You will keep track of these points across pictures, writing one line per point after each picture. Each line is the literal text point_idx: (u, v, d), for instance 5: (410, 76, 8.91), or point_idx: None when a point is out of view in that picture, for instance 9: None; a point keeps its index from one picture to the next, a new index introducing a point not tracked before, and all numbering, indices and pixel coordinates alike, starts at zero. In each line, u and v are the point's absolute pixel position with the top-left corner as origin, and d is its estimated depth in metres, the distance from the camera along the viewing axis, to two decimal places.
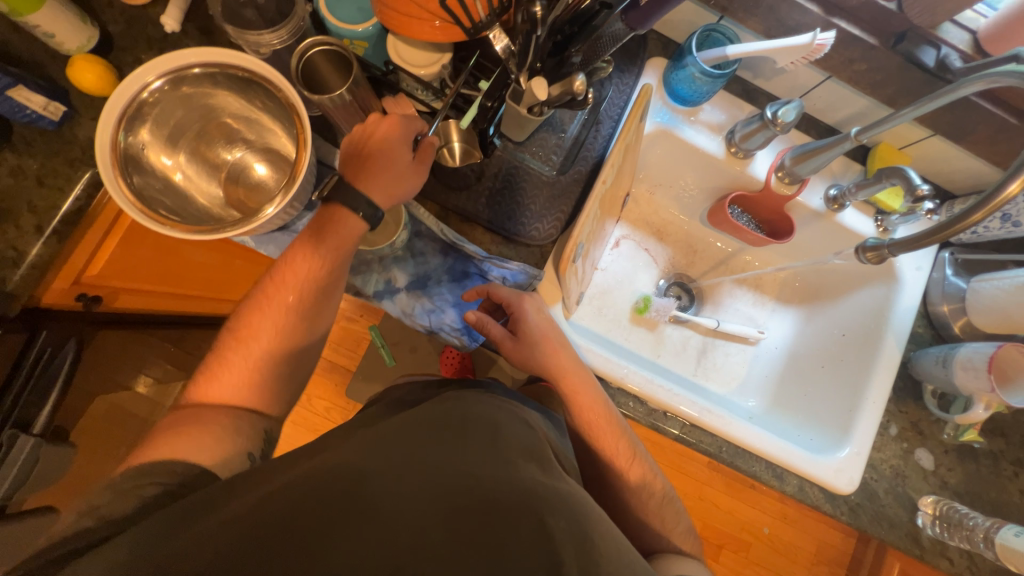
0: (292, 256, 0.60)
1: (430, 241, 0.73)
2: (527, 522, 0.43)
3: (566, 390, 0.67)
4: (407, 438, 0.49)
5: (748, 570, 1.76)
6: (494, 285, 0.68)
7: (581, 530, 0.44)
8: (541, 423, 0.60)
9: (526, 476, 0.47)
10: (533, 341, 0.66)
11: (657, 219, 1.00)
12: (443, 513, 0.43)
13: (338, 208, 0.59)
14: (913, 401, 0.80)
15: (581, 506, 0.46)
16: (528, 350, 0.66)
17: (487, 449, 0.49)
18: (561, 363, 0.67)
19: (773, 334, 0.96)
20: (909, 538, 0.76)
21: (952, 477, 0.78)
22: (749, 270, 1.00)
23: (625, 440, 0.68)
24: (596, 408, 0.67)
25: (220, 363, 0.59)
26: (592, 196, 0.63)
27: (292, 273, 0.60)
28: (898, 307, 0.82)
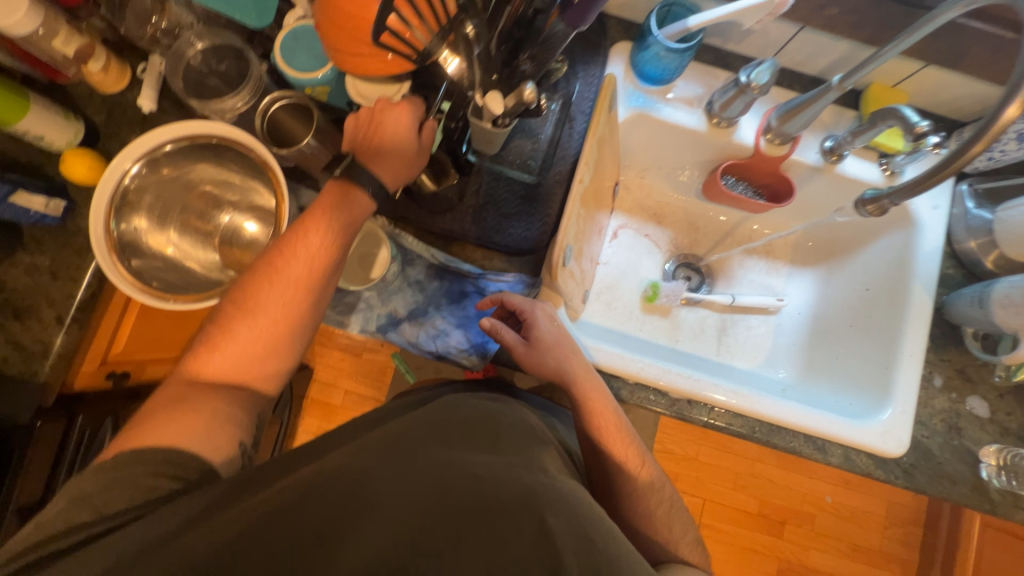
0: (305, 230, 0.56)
1: (423, 267, 0.74)
2: (524, 521, 0.41)
3: (577, 397, 0.64)
4: (407, 438, 0.48)
5: (817, 542, 1.69)
6: (507, 294, 0.67)
7: (583, 525, 0.42)
8: (542, 427, 0.60)
9: (524, 475, 0.45)
10: (548, 344, 0.64)
11: (652, 202, 0.97)
12: (438, 506, 0.41)
13: (350, 186, 0.57)
14: (955, 347, 0.75)
15: (582, 504, 0.44)
16: (541, 357, 0.64)
17: (488, 452, 0.48)
18: (571, 369, 0.65)
19: (794, 300, 0.92)
20: (976, 494, 0.71)
21: (1012, 422, 0.72)
22: (756, 238, 0.96)
23: (632, 446, 0.64)
24: (608, 415, 0.64)
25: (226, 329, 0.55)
26: (571, 197, 0.61)
27: (300, 250, 0.56)
28: (920, 252, 0.77)
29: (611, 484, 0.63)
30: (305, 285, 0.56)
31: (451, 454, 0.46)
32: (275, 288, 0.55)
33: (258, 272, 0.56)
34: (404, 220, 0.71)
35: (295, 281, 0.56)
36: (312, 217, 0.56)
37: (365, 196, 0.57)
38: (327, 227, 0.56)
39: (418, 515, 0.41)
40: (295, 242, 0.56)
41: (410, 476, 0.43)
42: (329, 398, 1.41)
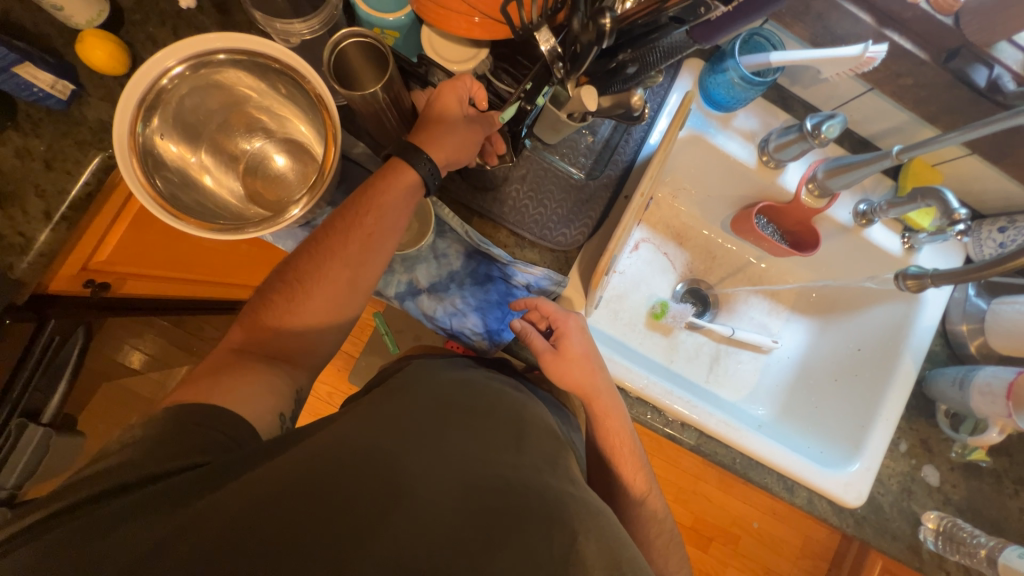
0: (346, 205, 0.54)
1: (454, 242, 0.71)
2: (558, 538, 0.43)
3: (595, 413, 0.66)
4: (440, 424, 0.51)
5: (735, 561, 1.82)
6: (543, 300, 0.67)
7: (607, 547, 0.44)
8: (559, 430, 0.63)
9: (552, 486, 0.48)
10: (573, 356, 0.65)
11: (678, 222, 0.98)
12: (477, 509, 0.43)
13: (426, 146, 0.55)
14: (925, 420, 0.81)
15: (606, 520, 0.47)
16: (564, 367, 0.65)
17: (515, 452, 0.51)
18: (595, 385, 0.66)
19: (786, 344, 0.96)
20: (911, 551, 0.78)
21: (956, 494, 0.80)
22: (765, 278, 0.99)
23: (641, 468, 0.67)
24: (619, 434, 0.66)
25: (272, 297, 0.55)
26: (630, 209, 0.62)
27: (354, 221, 0.54)
28: (917, 326, 0.82)
29: None
30: (346, 259, 0.54)
31: (483, 450, 0.50)
32: (324, 263, 0.54)
33: (308, 249, 0.55)
34: (445, 189, 0.68)
35: (340, 254, 0.54)
36: (361, 198, 0.54)
37: (415, 173, 0.54)
38: (377, 206, 0.54)
39: (456, 516, 0.42)
40: (343, 226, 0.54)
41: (455, 478, 0.45)
42: None
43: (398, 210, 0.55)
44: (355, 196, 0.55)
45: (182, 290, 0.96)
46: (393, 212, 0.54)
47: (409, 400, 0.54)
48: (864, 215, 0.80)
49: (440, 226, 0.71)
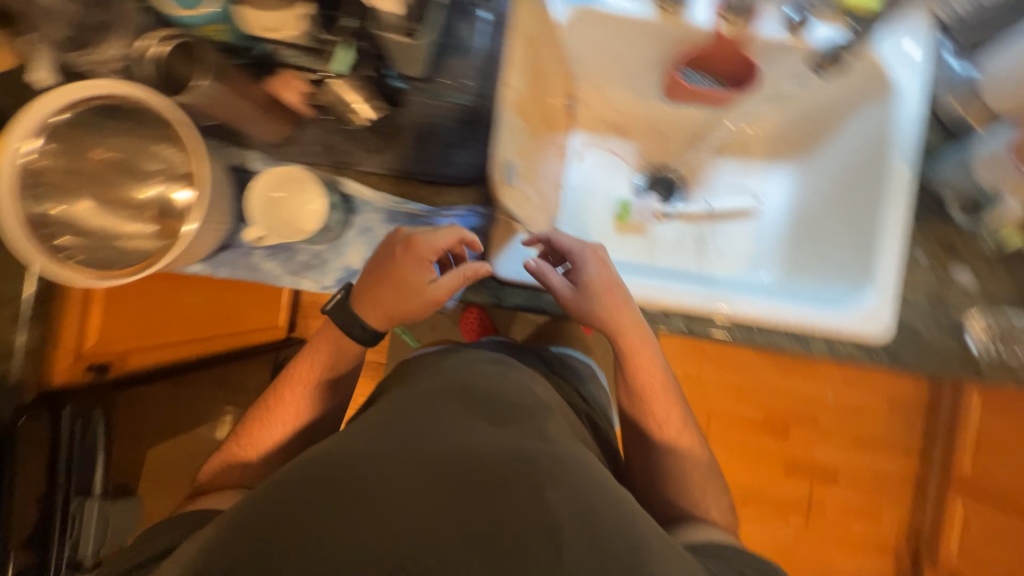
0: (308, 355, 0.71)
1: (371, 212, 0.69)
2: (527, 495, 0.45)
3: (624, 347, 0.71)
4: (413, 413, 0.53)
5: (823, 441, 1.74)
6: (555, 233, 0.68)
7: (580, 488, 0.48)
8: (545, 394, 0.67)
9: (527, 448, 0.50)
10: (599, 290, 0.68)
11: (615, 114, 0.91)
12: (445, 480, 0.45)
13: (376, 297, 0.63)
14: (937, 219, 0.71)
15: (582, 473, 0.50)
16: (587, 300, 0.67)
17: (490, 426, 0.53)
18: (618, 319, 0.69)
19: (771, 198, 0.90)
20: (966, 365, 0.70)
21: (999, 288, 0.71)
22: (728, 137, 0.92)
23: (671, 403, 0.75)
24: (652, 370, 0.73)
25: (252, 424, 0.71)
26: (501, 104, 0.55)
27: (306, 378, 0.71)
28: (899, 120, 0.72)
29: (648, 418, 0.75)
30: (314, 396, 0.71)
31: (458, 427, 0.51)
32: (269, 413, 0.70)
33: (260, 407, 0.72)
34: (353, 165, 0.68)
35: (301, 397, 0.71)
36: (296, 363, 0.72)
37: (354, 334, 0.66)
38: (307, 367, 0.71)
39: (425, 497, 0.44)
40: (303, 373, 0.71)
41: (420, 460, 0.47)
42: None
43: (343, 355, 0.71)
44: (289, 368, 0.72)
45: (195, 351, 1.01)
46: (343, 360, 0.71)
47: (389, 404, 0.57)
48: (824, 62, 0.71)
49: (335, 194, 0.67)
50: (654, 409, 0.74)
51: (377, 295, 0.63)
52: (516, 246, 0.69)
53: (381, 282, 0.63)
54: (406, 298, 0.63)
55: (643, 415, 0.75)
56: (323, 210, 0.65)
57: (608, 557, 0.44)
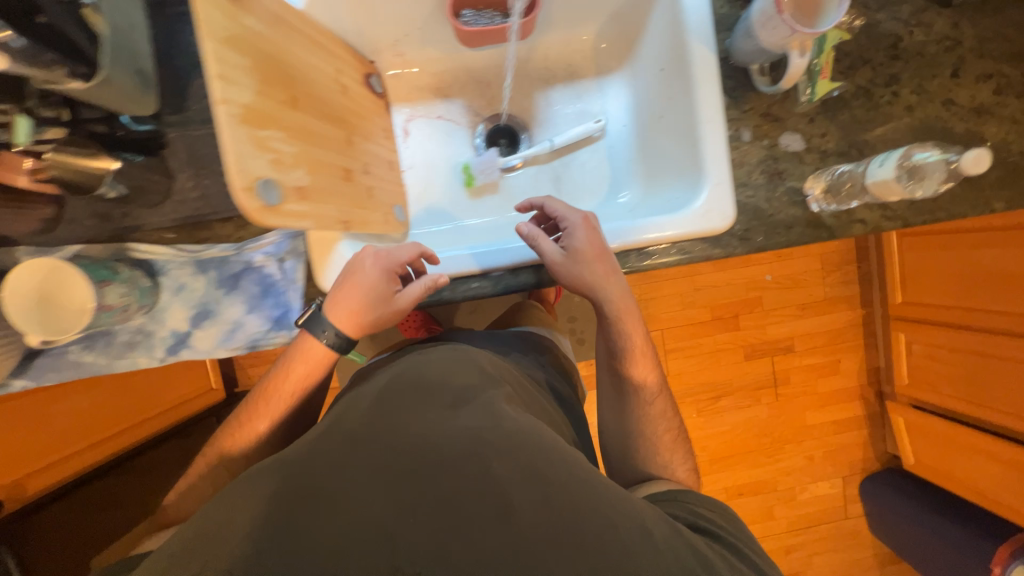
0: (290, 365, 0.64)
1: (179, 267, 0.64)
2: (475, 475, 0.45)
3: (618, 313, 0.69)
4: (390, 407, 0.52)
5: (773, 318, 1.81)
6: (549, 200, 0.71)
7: (531, 465, 0.46)
8: (495, 367, 0.64)
9: (479, 425, 0.49)
10: (595, 254, 0.66)
11: (429, 75, 0.85)
12: (398, 474, 0.44)
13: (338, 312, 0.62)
14: (753, 93, 0.69)
15: (533, 441, 0.49)
16: (580, 268, 0.65)
17: (448, 410, 0.51)
18: (608, 288, 0.67)
19: (614, 115, 0.86)
20: (812, 227, 0.71)
21: (828, 142, 0.70)
22: (552, 62, 0.86)
23: (651, 363, 0.73)
24: (637, 328, 0.71)
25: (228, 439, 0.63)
26: (218, 125, 0.46)
27: (275, 398, 0.64)
28: (687, 2, 0.67)
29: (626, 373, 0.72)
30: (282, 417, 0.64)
31: (409, 420, 0.50)
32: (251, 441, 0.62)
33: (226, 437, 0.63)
34: (136, 227, 0.62)
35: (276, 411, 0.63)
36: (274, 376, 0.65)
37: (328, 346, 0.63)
38: (286, 383, 0.64)
39: (381, 493, 0.43)
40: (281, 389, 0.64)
41: (376, 455, 0.46)
42: None
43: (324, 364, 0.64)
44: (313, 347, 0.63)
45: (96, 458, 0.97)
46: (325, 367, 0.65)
47: (343, 412, 0.55)
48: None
49: (101, 272, 0.57)
50: (631, 368, 0.72)
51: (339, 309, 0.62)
52: (337, 254, 0.66)
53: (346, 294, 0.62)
54: (374, 303, 0.63)
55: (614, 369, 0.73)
56: (95, 294, 0.55)
57: (569, 527, 0.43)
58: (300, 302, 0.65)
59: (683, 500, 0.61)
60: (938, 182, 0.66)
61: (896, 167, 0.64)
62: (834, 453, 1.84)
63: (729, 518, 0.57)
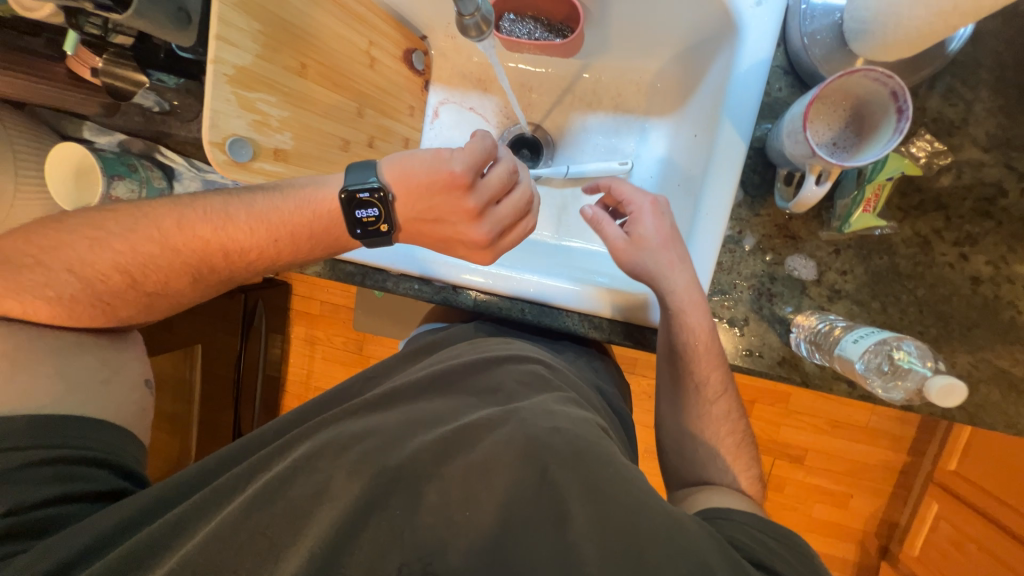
0: (304, 206, 0.58)
1: (189, 181, 0.73)
2: (532, 481, 0.41)
3: (674, 308, 0.59)
4: (427, 407, 0.51)
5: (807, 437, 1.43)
6: (617, 180, 0.66)
7: (599, 482, 0.41)
8: (558, 372, 0.59)
9: (530, 424, 0.45)
10: (677, 268, 0.59)
11: (476, 64, 0.84)
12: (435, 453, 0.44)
13: (425, 213, 0.58)
14: (772, 199, 0.60)
15: (602, 452, 0.43)
16: (643, 257, 0.60)
17: (502, 407, 0.49)
18: (673, 276, 0.59)
19: (647, 160, 0.77)
20: (784, 366, 0.60)
21: (847, 283, 0.59)
22: (600, 85, 0.80)
23: (719, 367, 0.60)
24: (702, 330, 0.58)
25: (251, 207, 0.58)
26: (206, 81, 0.51)
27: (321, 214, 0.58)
28: (735, 74, 0.58)
29: (687, 386, 0.61)
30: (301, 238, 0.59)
31: (465, 415, 0.49)
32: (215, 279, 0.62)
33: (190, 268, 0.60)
34: (166, 135, 0.71)
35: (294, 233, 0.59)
36: (199, 219, 0.59)
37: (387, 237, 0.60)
38: (302, 217, 0.58)
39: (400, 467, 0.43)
40: (270, 223, 0.58)
41: (416, 446, 0.45)
42: (309, 309, 1.60)
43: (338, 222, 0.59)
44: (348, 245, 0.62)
45: None
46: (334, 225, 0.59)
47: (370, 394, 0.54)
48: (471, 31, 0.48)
49: (118, 167, 0.68)
50: (693, 371, 0.60)
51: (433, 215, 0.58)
52: None
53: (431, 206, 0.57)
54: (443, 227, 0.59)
55: (672, 379, 0.62)
56: (106, 185, 0.66)
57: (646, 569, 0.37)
58: None
59: (728, 516, 0.51)
60: (909, 394, 0.53)
61: (871, 351, 0.51)
62: None
63: (767, 544, 0.46)
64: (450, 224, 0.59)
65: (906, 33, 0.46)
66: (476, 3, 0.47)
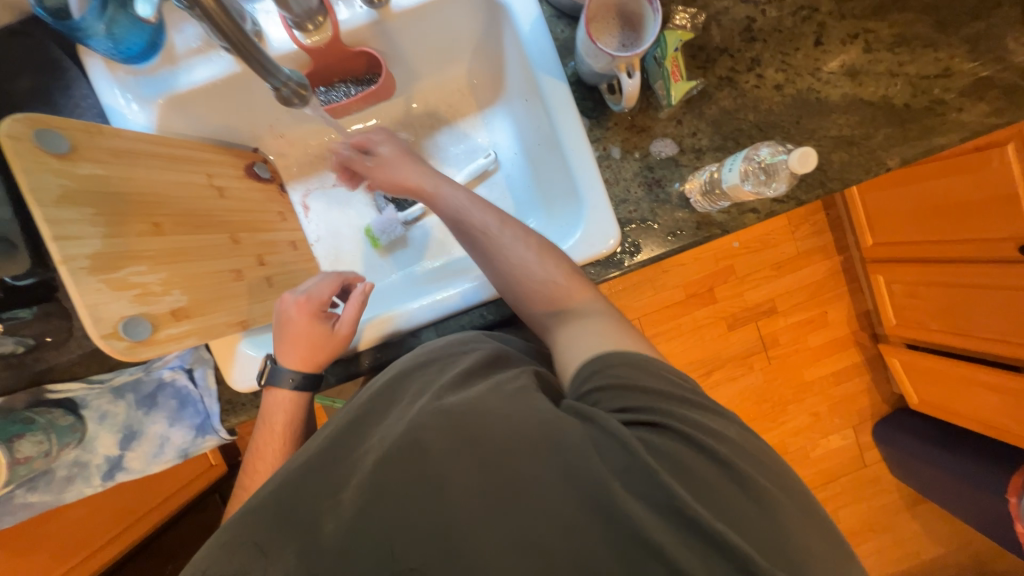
0: (272, 407, 0.65)
1: (99, 398, 0.67)
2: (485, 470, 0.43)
3: (450, 215, 0.67)
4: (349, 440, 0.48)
5: (763, 287, 1.58)
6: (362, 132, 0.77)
7: (489, 452, 0.44)
8: (479, 337, 0.58)
9: (460, 412, 0.46)
10: (501, 225, 0.64)
11: (317, 147, 0.88)
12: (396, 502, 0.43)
13: (293, 347, 0.65)
14: (610, 111, 0.69)
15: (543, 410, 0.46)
16: (392, 172, 0.72)
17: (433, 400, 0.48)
18: (441, 199, 0.69)
19: (504, 143, 0.86)
20: (703, 227, 0.68)
21: (702, 139, 0.69)
22: (431, 107, 0.86)
23: (571, 277, 0.61)
24: (478, 218, 0.65)
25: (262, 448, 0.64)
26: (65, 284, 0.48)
27: (285, 411, 0.64)
28: (523, 36, 0.67)
29: (508, 268, 0.62)
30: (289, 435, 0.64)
31: (387, 434, 0.47)
32: None
33: None
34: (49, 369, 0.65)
35: (279, 435, 0.64)
36: (258, 437, 0.64)
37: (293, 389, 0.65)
38: (274, 422, 0.64)
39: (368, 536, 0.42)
40: (259, 445, 0.64)
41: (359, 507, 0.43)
42: None
43: (297, 403, 0.65)
44: (275, 413, 0.64)
45: None
46: (294, 412, 0.65)
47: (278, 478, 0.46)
48: (291, 99, 0.52)
49: (12, 427, 0.60)
50: (486, 239, 0.64)
51: (297, 343, 0.65)
52: (241, 352, 0.69)
53: (291, 335, 0.65)
54: (313, 348, 0.65)
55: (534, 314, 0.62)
56: (8, 451, 0.59)
57: (527, 503, 0.42)
58: (216, 405, 0.69)
59: (634, 388, 0.48)
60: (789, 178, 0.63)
61: (743, 172, 0.62)
62: (840, 406, 1.63)
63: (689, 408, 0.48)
64: (295, 323, 0.65)
65: None
66: (285, 76, 0.51)
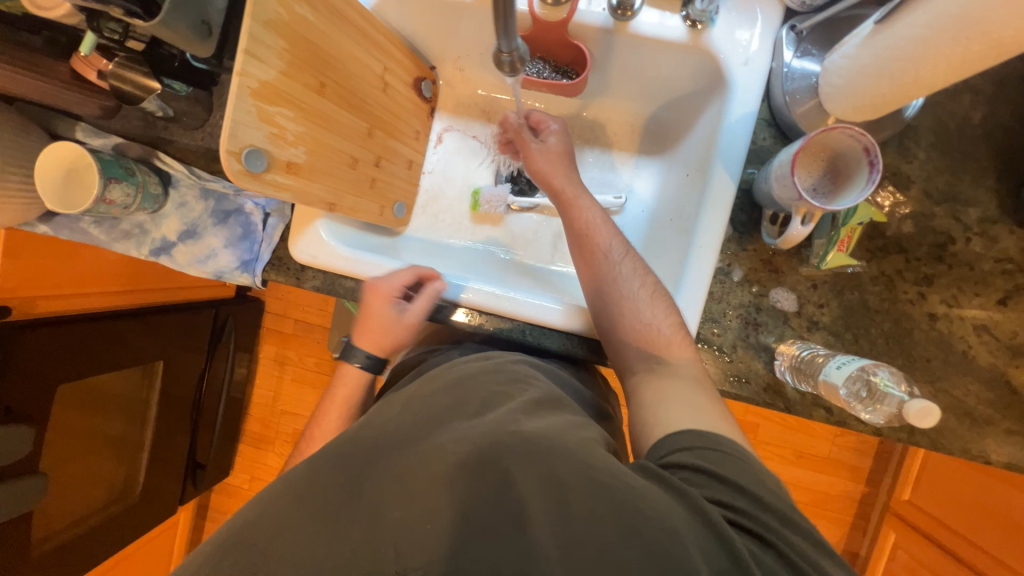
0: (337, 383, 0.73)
1: (188, 188, 0.73)
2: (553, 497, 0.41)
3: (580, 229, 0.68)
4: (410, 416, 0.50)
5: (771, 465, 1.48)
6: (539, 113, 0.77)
7: (564, 480, 0.42)
8: (533, 374, 0.59)
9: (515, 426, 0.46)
10: (624, 255, 0.65)
11: (480, 96, 0.89)
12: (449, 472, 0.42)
13: (367, 331, 0.72)
14: (757, 235, 0.65)
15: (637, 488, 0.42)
16: (540, 158, 0.72)
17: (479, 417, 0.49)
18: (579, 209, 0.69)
19: (639, 194, 0.84)
20: (769, 393, 0.64)
21: (824, 315, 0.64)
22: (598, 124, 0.86)
23: (678, 330, 0.59)
24: (609, 239, 0.66)
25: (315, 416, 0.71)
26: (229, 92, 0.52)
27: (340, 396, 0.72)
28: (727, 121, 0.65)
29: (616, 298, 0.62)
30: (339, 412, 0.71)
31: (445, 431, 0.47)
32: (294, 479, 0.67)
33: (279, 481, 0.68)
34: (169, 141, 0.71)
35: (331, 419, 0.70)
36: (324, 403, 0.73)
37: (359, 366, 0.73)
38: (336, 395, 0.72)
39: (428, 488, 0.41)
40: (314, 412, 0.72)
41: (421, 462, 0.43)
42: (282, 327, 1.57)
43: (357, 389, 0.73)
44: (342, 385, 0.73)
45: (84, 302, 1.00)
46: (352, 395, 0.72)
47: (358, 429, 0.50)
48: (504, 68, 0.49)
49: (116, 169, 0.65)
50: (603, 263, 0.64)
51: (369, 327, 0.71)
52: (313, 228, 0.72)
53: (365, 319, 0.71)
54: (382, 336, 0.72)
55: (622, 349, 0.61)
56: (102, 187, 0.64)
57: None
58: (267, 255, 0.72)
59: (732, 482, 0.45)
60: (889, 415, 0.57)
61: (852, 377, 0.56)
62: None
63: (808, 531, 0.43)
64: (369, 302, 0.71)
65: (875, 99, 0.54)
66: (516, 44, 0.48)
